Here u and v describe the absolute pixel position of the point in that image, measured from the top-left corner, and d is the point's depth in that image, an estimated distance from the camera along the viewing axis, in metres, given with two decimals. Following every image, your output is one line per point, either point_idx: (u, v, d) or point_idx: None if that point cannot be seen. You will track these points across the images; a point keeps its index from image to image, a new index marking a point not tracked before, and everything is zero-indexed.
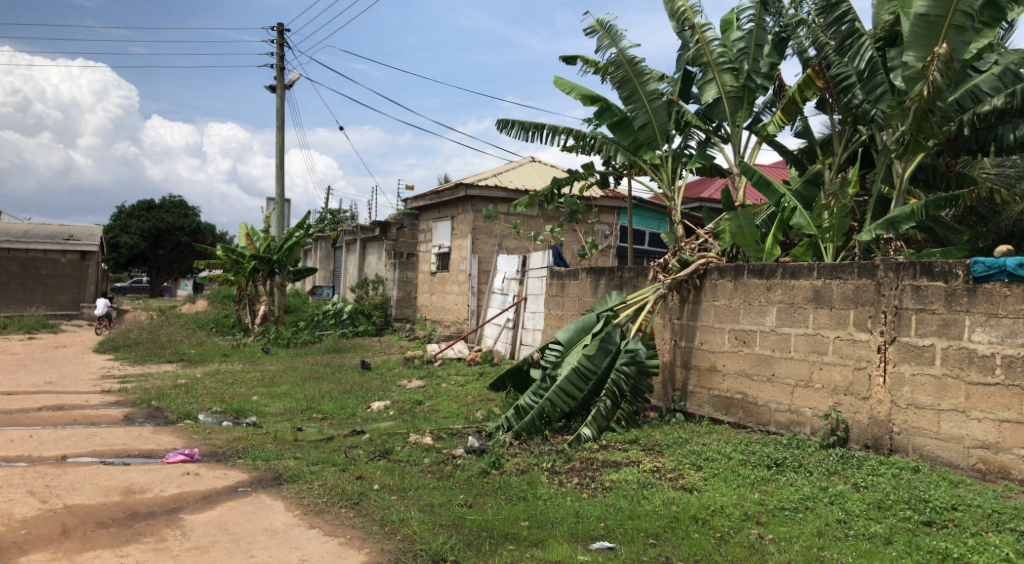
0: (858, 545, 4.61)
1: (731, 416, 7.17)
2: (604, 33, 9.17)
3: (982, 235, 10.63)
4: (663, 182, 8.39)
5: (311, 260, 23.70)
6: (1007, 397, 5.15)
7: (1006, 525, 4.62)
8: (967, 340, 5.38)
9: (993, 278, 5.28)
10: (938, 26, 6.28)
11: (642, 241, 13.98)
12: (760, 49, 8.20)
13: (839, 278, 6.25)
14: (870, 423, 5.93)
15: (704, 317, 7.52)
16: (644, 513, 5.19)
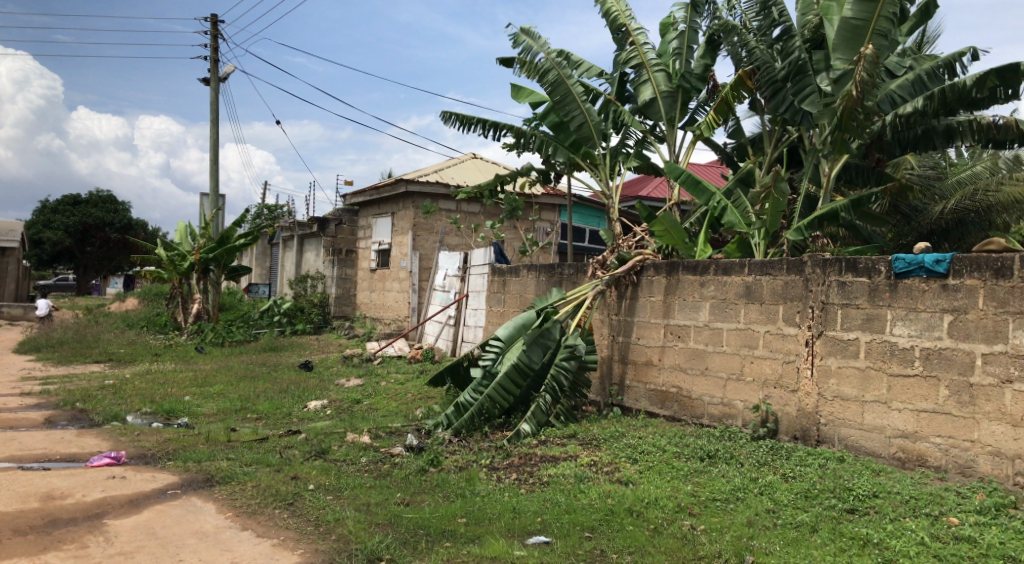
0: (785, 534, 4.75)
1: (667, 409, 7.30)
2: (533, 39, 9.26)
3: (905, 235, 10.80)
4: (601, 179, 8.48)
5: (246, 258, 23.32)
6: (925, 388, 5.37)
7: (923, 510, 4.83)
8: (889, 334, 5.59)
9: (913, 274, 5.49)
10: (863, 29, 6.52)
11: (582, 238, 14.30)
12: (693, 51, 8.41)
13: (769, 274, 6.41)
14: (798, 414, 6.12)
15: (641, 313, 7.64)
16: (580, 507, 5.25)
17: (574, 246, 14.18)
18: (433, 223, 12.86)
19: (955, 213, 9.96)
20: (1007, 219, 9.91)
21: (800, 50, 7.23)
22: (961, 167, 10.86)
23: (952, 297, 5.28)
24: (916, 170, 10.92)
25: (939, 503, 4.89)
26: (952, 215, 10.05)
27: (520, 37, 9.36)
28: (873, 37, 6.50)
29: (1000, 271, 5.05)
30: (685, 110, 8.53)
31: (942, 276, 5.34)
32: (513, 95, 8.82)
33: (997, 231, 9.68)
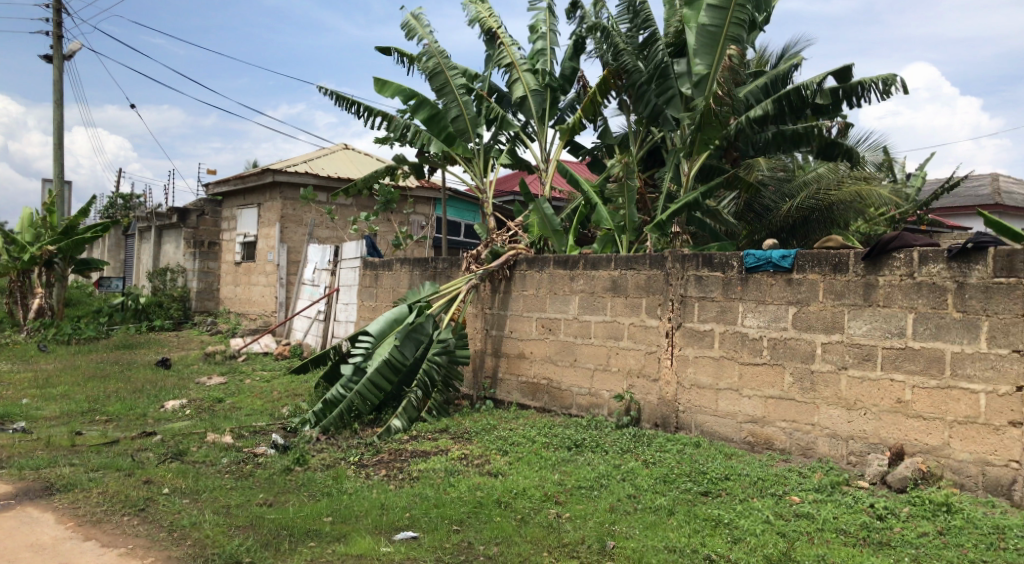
0: (644, 517, 4.95)
1: (537, 401, 7.44)
2: (418, 25, 9.21)
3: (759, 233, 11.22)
4: (474, 174, 8.54)
5: (95, 250, 21.82)
6: (771, 375, 5.77)
7: (768, 490, 5.17)
8: (740, 325, 5.96)
9: (762, 269, 5.86)
10: (718, 35, 6.81)
11: (457, 232, 14.36)
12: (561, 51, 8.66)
13: (634, 268, 6.66)
14: (659, 402, 6.41)
15: (513, 307, 7.74)
16: (449, 501, 5.26)
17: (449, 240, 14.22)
18: (302, 214, 12.52)
19: (801, 212, 10.54)
20: (846, 218, 10.76)
21: (663, 54, 7.55)
22: (808, 169, 11.53)
23: (796, 290, 5.67)
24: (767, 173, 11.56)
25: (783, 483, 5.25)
26: (797, 213, 10.61)
27: (411, 20, 9.30)
28: (728, 43, 6.82)
29: (838, 266, 5.47)
30: (554, 109, 8.73)
31: (787, 271, 5.72)
32: (384, 89, 8.67)
33: (838, 229, 10.48)
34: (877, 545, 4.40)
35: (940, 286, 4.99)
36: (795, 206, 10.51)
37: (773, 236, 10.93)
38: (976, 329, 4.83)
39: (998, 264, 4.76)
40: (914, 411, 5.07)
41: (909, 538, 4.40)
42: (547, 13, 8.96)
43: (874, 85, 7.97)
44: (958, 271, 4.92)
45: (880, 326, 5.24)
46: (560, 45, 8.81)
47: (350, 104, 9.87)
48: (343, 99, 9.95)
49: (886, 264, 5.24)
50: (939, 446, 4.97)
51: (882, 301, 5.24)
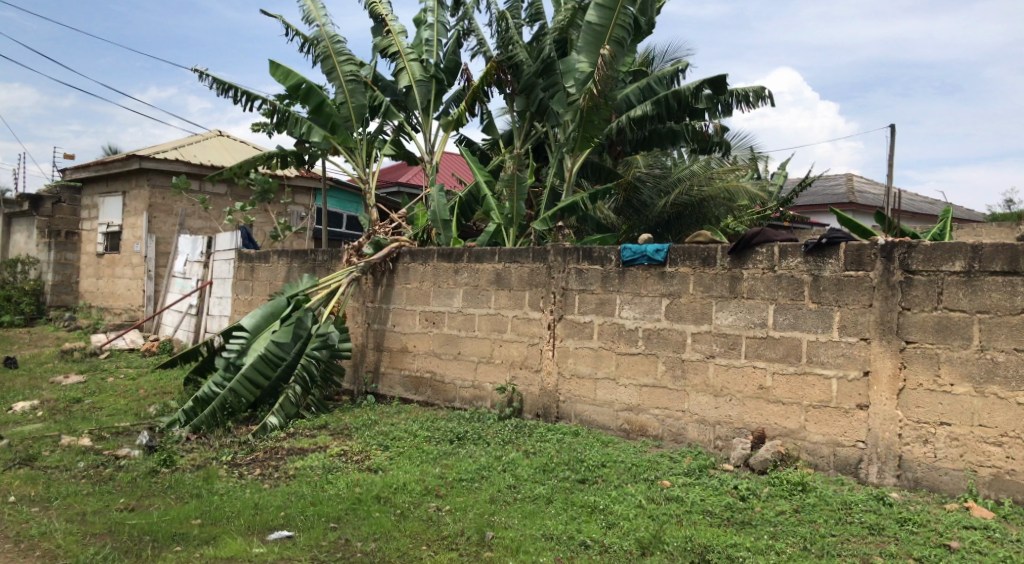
0: (523, 507, 5.01)
1: (420, 395, 7.41)
2: (310, 6, 8.95)
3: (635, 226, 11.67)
4: (357, 164, 8.41)
5: None
6: (647, 364, 5.99)
7: (642, 475, 5.36)
8: (617, 316, 6.15)
9: (637, 262, 6.06)
10: (603, 34, 7.03)
11: (339, 224, 14.12)
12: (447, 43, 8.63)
13: (517, 261, 6.73)
14: (540, 393, 6.55)
15: (396, 300, 7.65)
16: (326, 498, 5.15)
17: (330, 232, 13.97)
18: (172, 203, 11.91)
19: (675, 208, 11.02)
20: (718, 214, 11.33)
21: (548, 49, 7.69)
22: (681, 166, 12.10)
23: (668, 283, 5.91)
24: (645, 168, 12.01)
25: (655, 468, 5.46)
26: (672, 209, 11.22)
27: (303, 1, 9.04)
28: (610, 43, 7.04)
29: (706, 260, 5.73)
30: (439, 101, 8.71)
31: (660, 264, 5.95)
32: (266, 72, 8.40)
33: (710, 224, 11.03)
34: (739, 524, 4.63)
35: (798, 278, 5.32)
36: (671, 202, 11.07)
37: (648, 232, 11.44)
38: (829, 319, 5.17)
39: (849, 258, 5.11)
40: (774, 396, 5.40)
41: (767, 517, 4.67)
42: (437, 4, 8.92)
43: (742, 100, 8.40)
44: (814, 265, 5.26)
45: (745, 317, 5.54)
46: (445, 37, 8.76)
47: (228, 89, 9.46)
48: (221, 83, 9.51)
49: (750, 258, 5.54)
50: (797, 429, 5.31)
51: (746, 293, 5.54)
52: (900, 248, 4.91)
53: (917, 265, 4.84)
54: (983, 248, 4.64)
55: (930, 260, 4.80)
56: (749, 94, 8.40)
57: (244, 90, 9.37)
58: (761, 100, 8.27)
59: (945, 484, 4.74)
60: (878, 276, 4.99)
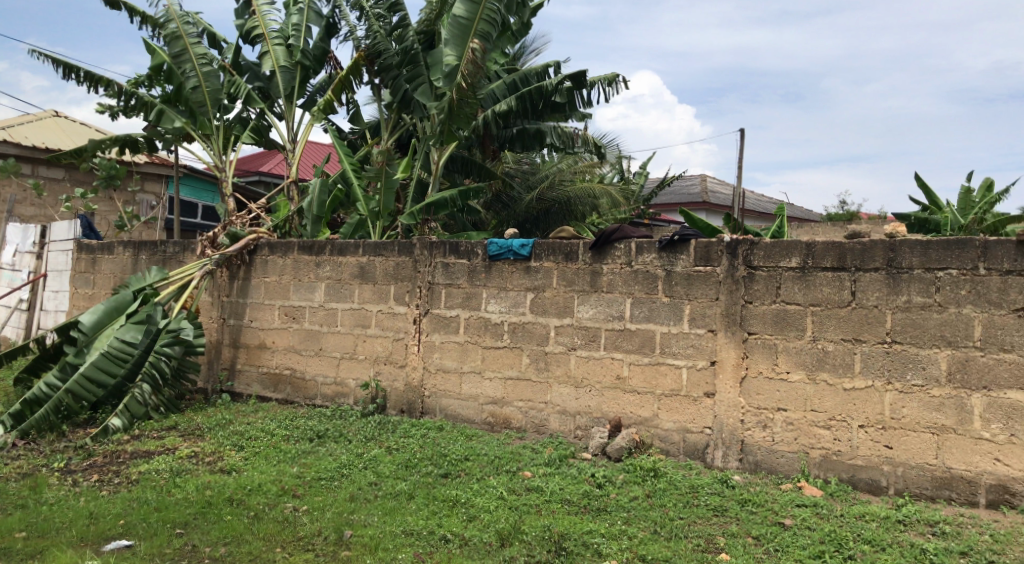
0: (383, 504, 4.93)
1: (279, 392, 7.16)
2: None
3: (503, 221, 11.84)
4: (214, 151, 8.05)
5: None
6: (511, 358, 6.05)
7: (504, 467, 5.41)
8: (483, 310, 6.18)
9: (503, 257, 6.10)
10: (468, 28, 7.02)
11: (192, 214, 13.57)
12: (313, 29, 8.42)
13: (381, 255, 6.62)
14: (405, 389, 6.48)
15: (254, 294, 7.35)
16: (173, 503, 4.86)
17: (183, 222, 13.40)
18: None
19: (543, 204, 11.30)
20: (585, 211, 11.66)
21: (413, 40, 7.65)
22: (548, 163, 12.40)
23: (533, 277, 5.99)
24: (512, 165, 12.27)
25: (517, 459, 5.54)
26: (539, 205, 11.51)
27: None
28: (476, 37, 7.04)
29: (569, 255, 5.86)
30: (304, 89, 8.47)
31: (526, 259, 6.02)
32: None
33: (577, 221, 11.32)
34: (595, 511, 4.76)
35: (652, 274, 5.53)
36: (538, 198, 11.37)
37: (516, 227, 11.64)
38: (680, 312, 5.41)
39: (698, 254, 5.36)
40: (630, 386, 5.60)
41: (622, 503, 4.82)
42: None
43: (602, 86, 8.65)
44: (666, 260, 5.48)
45: (604, 310, 5.71)
46: (315, 23, 8.42)
47: (66, 68, 8.77)
48: (58, 62, 8.81)
49: (609, 253, 5.71)
50: (650, 417, 5.54)
51: (605, 287, 5.71)
52: (744, 244, 5.20)
53: (759, 261, 5.15)
54: (815, 245, 4.99)
55: (770, 256, 5.13)
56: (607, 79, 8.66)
57: (85, 72, 8.72)
58: (620, 83, 8.54)
59: (782, 466, 5.08)
60: (724, 271, 5.26)
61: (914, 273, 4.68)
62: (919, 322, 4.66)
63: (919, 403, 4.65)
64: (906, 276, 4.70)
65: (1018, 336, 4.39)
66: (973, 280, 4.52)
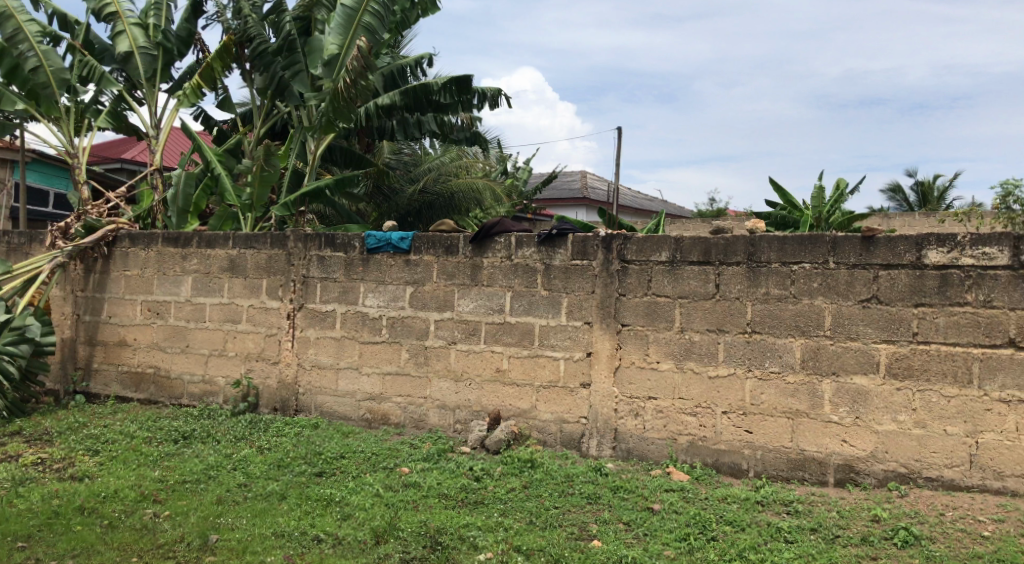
0: (253, 506, 4.74)
1: (141, 393, 6.78)
2: None
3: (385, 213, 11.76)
4: (65, 137, 7.51)
5: None
6: (389, 353, 5.97)
7: (381, 464, 5.32)
8: (361, 305, 6.05)
9: (382, 250, 6.00)
10: (353, 20, 7.15)
11: (42, 202, 12.72)
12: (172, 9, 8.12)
13: (253, 247, 6.38)
14: (278, 386, 6.27)
15: (113, 289, 6.93)
16: (15, 515, 4.48)
17: (31, 211, 12.52)
18: None
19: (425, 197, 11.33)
20: (469, 206, 11.69)
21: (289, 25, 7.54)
22: (430, 156, 12.38)
23: (412, 271, 5.92)
24: (393, 156, 12.25)
25: (395, 455, 5.46)
26: (421, 197, 11.47)
27: None
28: (361, 29, 7.16)
29: (449, 248, 5.82)
30: (167, 71, 8.08)
31: (405, 252, 5.94)
32: None
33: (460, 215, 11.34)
34: (472, 504, 4.76)
35: (532, 267, 5.58)
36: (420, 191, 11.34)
37: (398, 219, 11.60)
38: (558, 304, 5.49)
39: (575, 249, 5.46)
40: (510, 379, 5.64)
41: (499, 495, 4.85)
42: None
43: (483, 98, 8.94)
44: (545, 254, 5.55)
45: (484, 304, 5.71)
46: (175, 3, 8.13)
47: None
48: None
49: (489, 247, 5.72)
50: (528, 409, 5.59)
51: (485, 281, 5.71)
52: (618, 239, 5.34)
53: (632, 256, 5.30)
54: (683, 241, 5.18)
55: (642, 251, 5.28)
56: (489, 92, 8.89)
57: None
58: (499, 100, 8.76)
59: (652, 452, 5.25)
60: (599, 264, 5.38)
61: (772, 267, 4.93)
62: (775, 313, 4.93)
63: (776, 390, 4.92)
64: (765, 269, 4.95)
65: (862, 325, 4.69)
66: (824, 274, 4.80)
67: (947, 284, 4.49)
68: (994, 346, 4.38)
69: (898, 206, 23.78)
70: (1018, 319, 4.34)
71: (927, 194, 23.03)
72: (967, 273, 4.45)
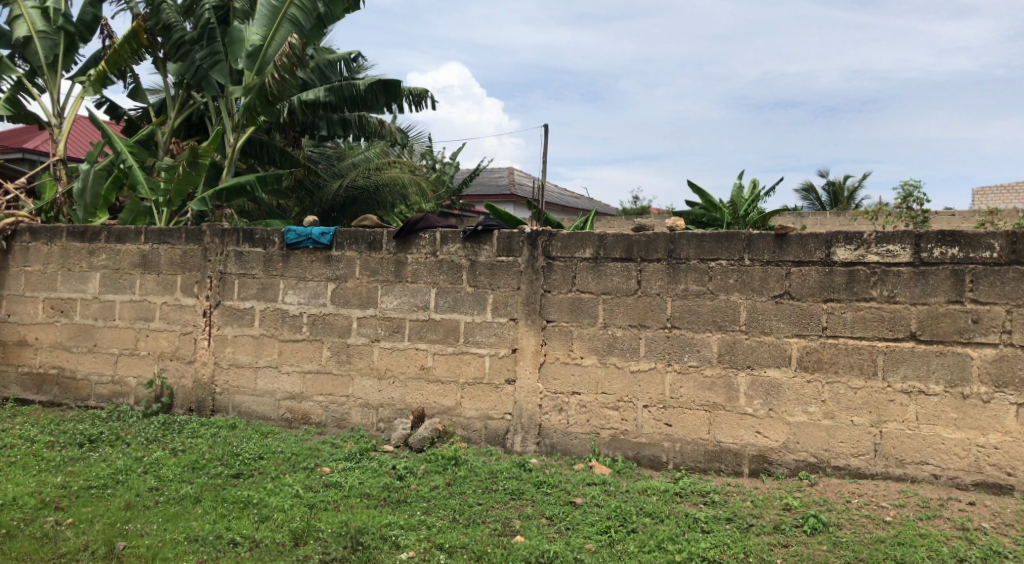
0: (165, 510, 4.56)
1: (44, 395, 6.51)
2: None
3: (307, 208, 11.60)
4: None
5: None
6: (310, 351, 5.84)
7: (301, 464, 5.21)
8: (281, 302, 5.91)
9: (302, 245, 5.86)
10: (276, 13, 7.12)
11: None
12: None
13: (167, 243, 6.16)
14: (193, 386, 6.08)
15: (13, 286, 6.63)
16: None
17: None
18: None
19: (351, 193, 11.25)
20: (396, 202, 11.61)
21: (208, 15, 7.51)
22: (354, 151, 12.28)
23: (334, 267, 5.81)
24: (315, 151, 12.08)
25: (315, 455, 5.35)
26: (346, 193, 11.35)
27: None
28: (284, 23, 7.14)
29: (372, 244, 5.73)
30: (70, 57, 7.99)
31: (326, 248, 5.82)
32: None
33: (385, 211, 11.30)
34: (395, 503, 4.70)
35: (457, 263, 5.55)
36: (345, 185, 11.20)
37: (322, 214, 11.46)
38: (484, 301, 5.48)
39: (500, 245, 5.45)
40: (434, 376, 5.59)
41: (422, 493, 4.80)
42: None
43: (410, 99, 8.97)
44: (470, 250, 5.52)
45: (408, 300, 5.65)
46: None
47: None
48: None
49: (414, 243, 5.65)
50: (453, 406, 5.56)
51: (409, 277, 5.65)
52: (543, 236, 5.36)
53: (556, 252, 5.33)
54: (607, 238, 5.24)
55: (566, 247, 5.31)
56: (416, 92, 8.92)
57: None
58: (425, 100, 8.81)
59: (575, 447, 5.30)
60: (525, 261, 5.39)
61: (690, 264, 5.04)
62: (694, 308, 5.03)
63: (694, 383, 5.03)
64: (684, 266, 5.05)
65: (775, 320, 4.84)
66: (739, 270, 4.93)
67: (854, 280, 4.66)
68: (898, 339, 4.57)
69: (811, 205, 24.72)
70: (919, 313, 4.52)
71: (837, 194, 24.03)
72: (872, 269, 4.62)
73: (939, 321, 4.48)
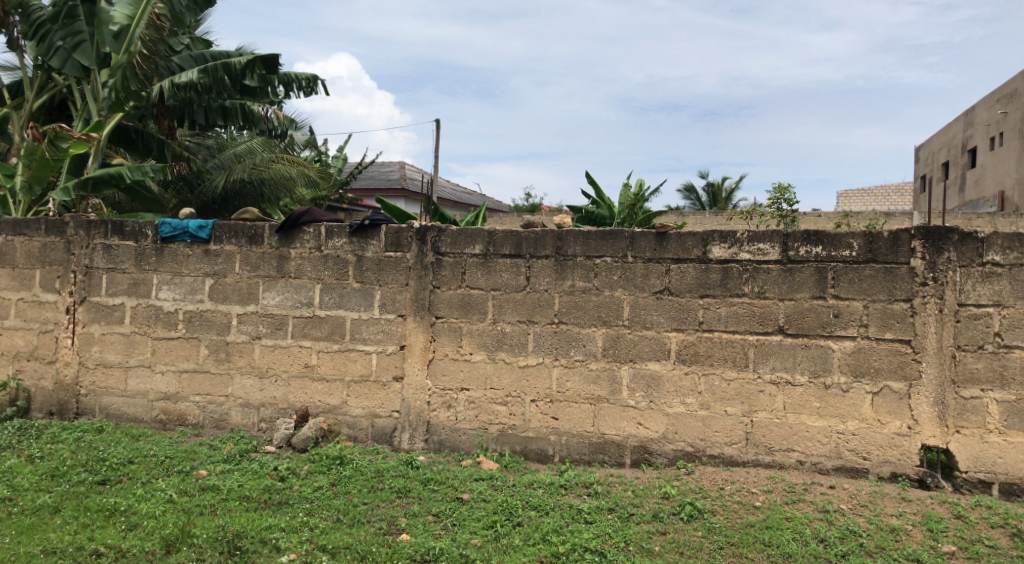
0: (18, 522, 4.24)
1: None
2: None
3: (187, 201, 11.20)
4: None
5: None
6: (186, 349, 5.59)
7: (175, 468, 4.96)
8: (154, 298, 5.63)
9: (177, 239, 5.59)
10: None
11: None
12: None
13: (25, 234, 5.86)
14: (55, 387, 5.78)
15: None
16: None
17: None
18: None
19: (234, 185, 10.92)
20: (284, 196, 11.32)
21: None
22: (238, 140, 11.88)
23: (212, 261, 5.57)
24: (195, 140, 11.61)
25: (191, 458, 5.11)
26: (229, 186, 11.00)
27: None
28: None
29: (253, 238, 5.53)
30: None
31: (204, 242, 5.57)
32: None
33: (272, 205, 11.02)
34: (276, 506, 4.55)
35: (343, 259, 5.42)
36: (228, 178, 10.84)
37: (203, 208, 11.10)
38: (371, 297, 5.38)
39: (388, 240, 5.36)
40: (318, 374, 5.46)
41: (305, 494, 4.67)
42: None
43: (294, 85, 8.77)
44: (356, 245, 5.41)
45: (291, 297, 5.48)
46: None
47: None
48: None
49: (297, 237, 5.49)
50: (338, 405, 5.45)
51: (293, 273, 5.48)
52: (432, 231, 5.31)
53: (446, 248, 5.30)
54: (496, 234, 5.26)
55: (456, 243, 5.29)
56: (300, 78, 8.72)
57: None
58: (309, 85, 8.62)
59: (463, 443, 5.30)
60: (413, 257, 5.33)
61: (577, 261, 5.12)
62: (581, 304, 5.13)
63: (579, 377, 5.13)
64: (571, 263, 5.13)
65: (656, 315, 5.00)
66: (623, 267, 5.06)
67: (728, 277, 4.87)
68: (767, 333, 4.81)
69: (692, 206, 25.81)
70: (786, 308, 4.78)
71: (717, 195, 25.27)
72: (745, 266, 4.85)
73: (804, 316, 4.75)
